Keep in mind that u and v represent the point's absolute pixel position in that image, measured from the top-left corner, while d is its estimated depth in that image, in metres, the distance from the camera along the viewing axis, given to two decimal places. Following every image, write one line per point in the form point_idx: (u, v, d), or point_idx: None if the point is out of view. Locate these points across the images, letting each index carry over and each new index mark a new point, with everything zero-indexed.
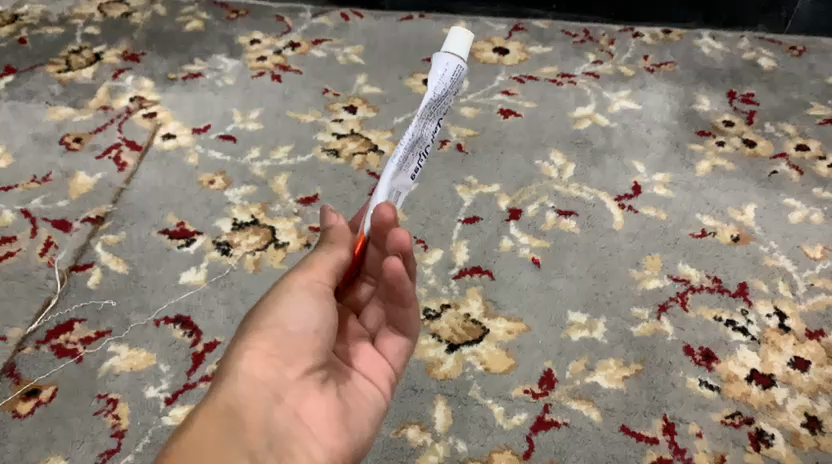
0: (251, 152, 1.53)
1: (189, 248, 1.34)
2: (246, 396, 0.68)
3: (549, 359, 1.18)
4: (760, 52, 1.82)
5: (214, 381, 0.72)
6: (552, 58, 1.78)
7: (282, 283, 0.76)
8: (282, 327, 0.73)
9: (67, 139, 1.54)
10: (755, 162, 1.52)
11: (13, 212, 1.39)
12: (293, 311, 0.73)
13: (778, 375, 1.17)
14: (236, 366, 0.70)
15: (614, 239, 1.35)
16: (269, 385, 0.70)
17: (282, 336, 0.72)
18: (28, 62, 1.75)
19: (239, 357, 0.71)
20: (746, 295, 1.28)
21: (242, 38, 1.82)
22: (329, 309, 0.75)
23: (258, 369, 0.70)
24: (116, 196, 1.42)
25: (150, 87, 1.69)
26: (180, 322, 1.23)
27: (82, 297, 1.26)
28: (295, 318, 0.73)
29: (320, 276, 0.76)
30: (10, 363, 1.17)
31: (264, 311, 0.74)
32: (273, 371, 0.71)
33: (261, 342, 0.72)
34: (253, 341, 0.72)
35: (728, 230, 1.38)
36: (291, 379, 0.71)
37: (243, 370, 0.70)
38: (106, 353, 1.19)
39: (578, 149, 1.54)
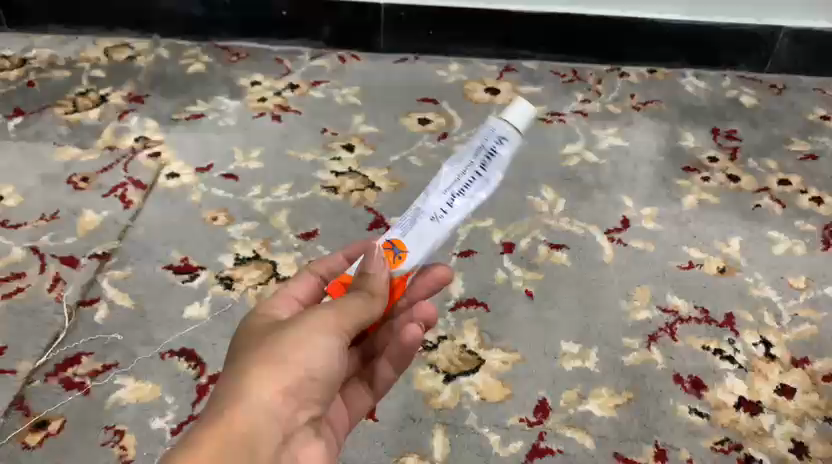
0: (253, 189, 1.58)
1: (192, 283, 1.38)
2: (265, 437, 0.67)
3: (543, 388, 1.22)
4: (742, 91, 1.90)
5: (213, 404, 0.67)
6: (542, 98, 1.85)
7: (311, 313, 0.73)
8: (303, 370, 0.70)
9: (74, 177, 1.59)
10: (739, 196, 1.58)
11: (22, 249, 1.43)
12: (317, 356, 0.71)
13: (765, 402, 1.21)
14: (250, 401, 0.67)
15: (604, 271, 1.40)
16: (281, 427, 0.69)
17: (303, 380, 0.71)
18: (36, 104, 1.81)
19: (255, 392, 0.68)
20: (733, 324, 1.32)
21: (244, 80, 1.89)
22: (345, 357, 0.74)
23: (279, 409, 0.69)
24: (122, 233, 1.47)
25: (155, 127, 1.74)
26: (184, 355, 1.27)
27: (89, 331, 1.30)
28: (317, 363, 0.71)
29: (352, 322, 0.74)
30: (19, 396, 1.21)
31: (286, 344, 0.71)
32: (283, 414, 0.69)
33: (290, 380, 0.69)
34: (273, 378, 0.68)
35: (714, 261, 1.43)
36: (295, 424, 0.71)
37: (258, 409, 0.67)
38: (113, 386, 1.22)
39: (569, 184, 1.60)
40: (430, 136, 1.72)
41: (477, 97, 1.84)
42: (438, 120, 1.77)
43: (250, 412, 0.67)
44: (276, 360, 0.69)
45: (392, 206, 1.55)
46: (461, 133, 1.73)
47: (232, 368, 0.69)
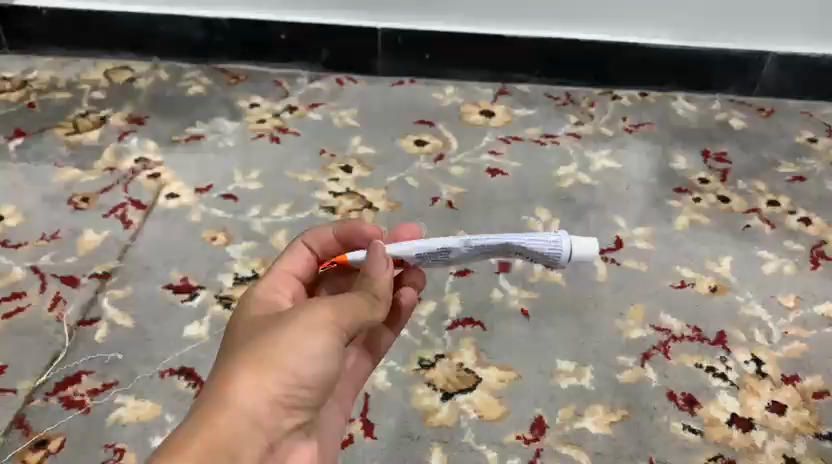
0: (251, 210, 1.60)
1: (192, 302, 1.40)
2: (251, 436, 0.74)
3: (539, 405, 1.24)
4: (731, 114, 1.94)
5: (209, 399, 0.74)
6: (536, 120, 1.89)
7: (307, 316, 0.77)
8: (294, 372, 0.76)
9: (75, 198, 1.61)
10: (730, 216, 1.61)
11: (23, 269, 1.44)
12: (309, 359, 0.76)
13: (757, 419, 1.23)
14: (244, 400, 0.73)
15: (598, 291, 1.43)
16: (265, 428, 0.75)
17: (292, 384, 0.76)
18: (37, 126, 1.83)
19: (248, 393, 0.73)
20: (725, 343, 1.34)
21: (242, 102, 1.92)
22: (335, 360, 0.79)
23: (267, 412, 0.75)
24: (122, 253, 1.49)
25: (154, 148, 1.77)
26: (184, 373, 1.28)
27: (90, 350, 1.31)
28: (307, 367, 0.76)
29: (342, 325, 0.79)
30: (20, 414, 1.22)
31: (281, 346, 0.76)
32: (272, 415, 0.75)
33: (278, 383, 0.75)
34: (264, 380, 0.74)
35: (706, 281, 1.46)
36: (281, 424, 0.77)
37: (249, 409, 0.73)
38: (113, 404, 1.23)
39: (563, 205, 1.63)
40: (426, 158, 1.75)
41: (472, 119, 1.88)
42: (434, 141, 1.80)
43: (239, 411, 0.73)
44: (266, 363, 0.75)
45: (389, 226, 1.57)
46: (457, 155, 1.76)
47: (224, 367, 0.76)
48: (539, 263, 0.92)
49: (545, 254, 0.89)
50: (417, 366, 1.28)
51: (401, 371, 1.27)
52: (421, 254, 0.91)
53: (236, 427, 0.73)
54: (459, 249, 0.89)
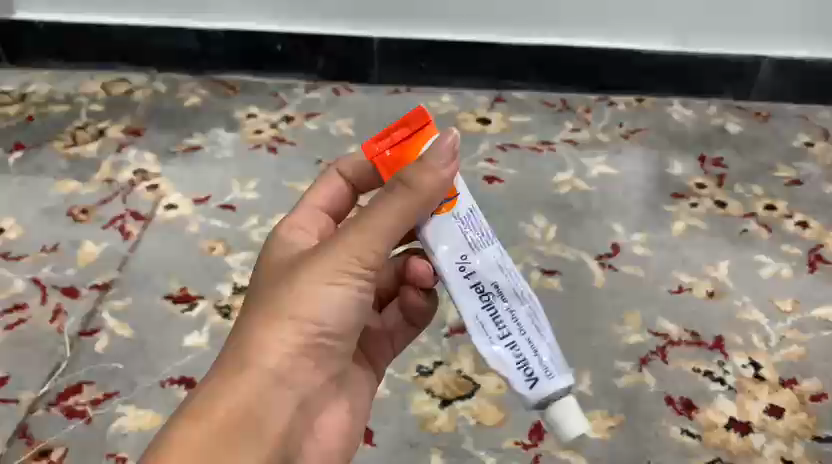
0: (250, 220, 1.61)
1: (191, 312, 1.40)
2: (268, 397, 0.69)
3: None
4: (727, 118, 1.95)
5: (224, 360, 0.70)
6: (533, 127, 1.90)
7: (319, 257, 0.71)
8: (309, 321, 0.71)
9: (74, 210, 1.62)
10: (727, 221, 1.62)
11: (23, 281, 1.45)
12: (323, 306, 0.71)
13: (755, 422, 1.23)
14: (255, 358, 0.69)
15: (596, 297, 1.43)
16: (283, 384, 0.71)
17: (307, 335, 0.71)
18: (36, 139, 1.84)
19: (259, 348, 0.70)
20: (723, 347, 1.35)
21: (240, 113, 1.94)
22: (356, 305, 0.73)
23: (284, 368, 0.70)
24: (122, 264, 1.49)
25: (153, 160, 1.78)
26: (184, 383, 1.29)
27: (91, 361, 1.31)
28: (322, 314, 0.71)
29: (362, 262, 0.70)
30: (22, 425, 1.23)
31: (294, 293, 0.71)
32: (289, 369, 0.71)
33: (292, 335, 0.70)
34: (277, 332, 0.70)
35: (703, 285, 1.46)
36: (302, 377, 0.72)
37: (263, 365, 0.69)
38: (114, 414, 1.24)
39: (560, 211, 1.63)
40: None
41: (468, 127, 1.89)
42: None
43: (253, 372, 0.69)
44: (277, 316, 0.70)
45: None
46: None
47: (240, 321, 0.72)
48: (511, 366, 0.73)
49: (538, 360, 0.73)
50: (415, 374, 1.29)
51: (400, 378, 1.28)
52: (463, 220, 0.71)
53: (251, 391, 0.69)
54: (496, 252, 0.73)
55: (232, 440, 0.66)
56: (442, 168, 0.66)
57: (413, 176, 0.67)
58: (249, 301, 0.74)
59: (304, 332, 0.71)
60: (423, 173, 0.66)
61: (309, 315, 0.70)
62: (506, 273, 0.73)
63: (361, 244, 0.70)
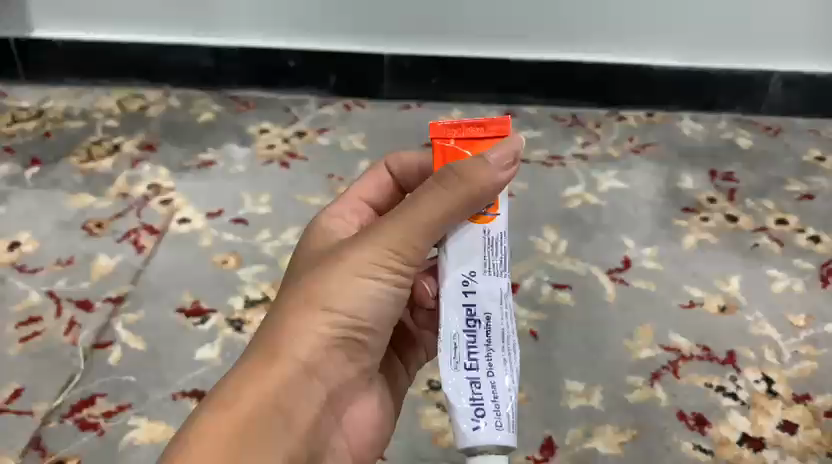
0: (262, 234, 1.62)
1: (204, 325, 1.41)
2: (298, 390, 0.70)
3: (549, 426, 1.24)
4: (738, 133, 1.95)
5: (255, 347, 0.71)
6: (543, 142, 1.91)
7: (355, 249, 0.72)
8: (342, 313, 0.72)
9: (89, 223, 1.64)
10: (738, 235, 1.62)
11: (38, 294, 1.47)
12: (356, 299, 0.72)
13: (768, 438, 1.22)
14: (287, 348, 0.70)
15: (607, 311, 1.43)
16: (315, 375, 0.71)
17: (341, 326, 0.72)
18: (52, 154, 1.87)
19: (292, 338, 0.70)
20: (735, 362, 1.34)
21: (252, 128, 1.96)
22: (389, 300, 0.74)
23: (315, 359, 0.71)
24: (135, 277, 1.51)
25: (167, 175, 1.80)
26: (196, 395, 1.29)
27: (104, 373, 1.32)
28: (356, 306, 0.72)
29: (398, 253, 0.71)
30: (36, 436, 1.23)
31: (327, 283, 0.72)
32: (322, 360, 0.72)
33: (322, 328, 0.71)
34: (310, 322, 0.71)
35: (715, 300, 1.46)
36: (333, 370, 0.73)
37: (295, 355, 0.70)
38: (127, 426, 1.25)
39: (570, 226, 1.64)
40: None
41: None
42: None
43: (285, 361, 0.69)
44: (307, 308, 0.71)
45: None
46: None
47: (271, 310, 0.73)
48: (465, 399, 0.67)
49: (494, 409, 0.67)
50: (426, 388, 1.29)
51: (410, 392, 1.28)
52: (490, 239, 0.70)
53: (282, 384, 0.69)
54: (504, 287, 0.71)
55: (260, 427, 0.66)
56: (499, 170, 0.67)
57: (467, 168, 0.67)
58: (280, 292, 0.74)
59: (335, 324, 0.71)
60: (480, 168, 0.66)
61: (338, 308, 0.71)
62: (503, 310, 0.71)
63: (396, 236, 0.71)
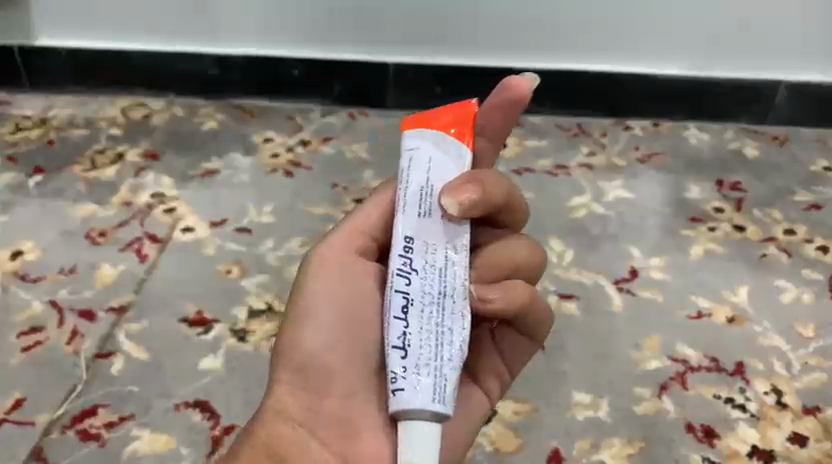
0: (265, 243, 1.61)
1: (207, 335, 1.40)
2: (281, 433, 0.72)
3: (555, 438, 1.22)
4: (744, 142, 1.94)
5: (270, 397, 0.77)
6: (548, 151, 1.90)
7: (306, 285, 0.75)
8: (301, 348, 0.73)
9: (92, 232, 1.63)
10: (745, 245, 1.61)
11: (41, 302, 1.46)
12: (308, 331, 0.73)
13: (778, 451, 1.21)
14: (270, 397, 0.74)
15: (614, 322, 1.42)
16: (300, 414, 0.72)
17: (303, 360, 0.73)
18: (56, 163, 1.86)
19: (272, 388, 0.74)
20: (744, 373, 1.32)
21: (256, 137, 1.95)
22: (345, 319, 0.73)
23: (289, 401, 0.73)
24: (138, 286, 1.50)
25: (170, 184, 1.79)
26: (199, 406, 1.28)
27: (106, 383, 1.31)
28: (312, 335, 0.73)
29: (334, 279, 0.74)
30: (38, 447, 1.22)
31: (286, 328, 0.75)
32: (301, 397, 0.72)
33: (289, 372, 0.74)
34: (279, 370, 0.74)
35: (722, 311, 1.44)
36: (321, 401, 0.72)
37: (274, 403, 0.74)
38: (129, 437, 1.23)
39: (576, 236, 1.63)
40: None
41: None
42: None
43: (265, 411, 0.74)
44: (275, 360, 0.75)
45: None
46: None
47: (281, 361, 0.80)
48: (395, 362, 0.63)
49: (414, 371, 0.61)
50: None
51: None
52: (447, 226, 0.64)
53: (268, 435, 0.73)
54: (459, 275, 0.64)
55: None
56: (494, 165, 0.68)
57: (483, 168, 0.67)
58: None
59: (293, 363, 0.73)
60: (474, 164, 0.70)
61: (297, 356, 0.73)
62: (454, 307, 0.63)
63: (331, 262, 0.74)
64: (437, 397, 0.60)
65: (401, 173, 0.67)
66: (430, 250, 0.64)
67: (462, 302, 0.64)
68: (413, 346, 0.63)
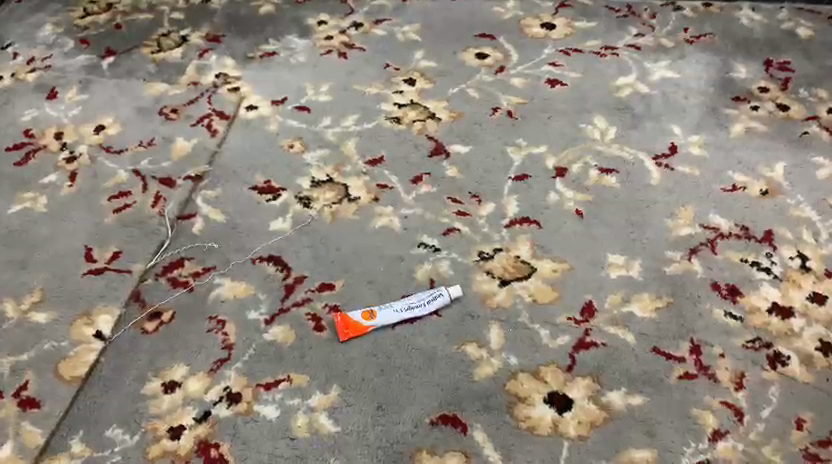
0: (323, 120, 1.72)
1: (275, 201, 1.54)
2: None
3: (589, 293, 1.34)
4: (799, 23, 1.93)
5: None
6: (596, 32, 1.93)
7: None
8: None
9: (165, 110, 1.77)
10: (788, 123, 1.65)
11: (126, 171, 1.62)
12: None
13: (797, 307, 1.30)
14: None
15: (652, 193, 1.51)
16: None
17: None
18: (125, 45, 1.98)
19: None
20: (772, 241, 1.41)
21: (311, 20, 2.03)
22: None
23: None
24: (211, 158, 1.64)
25: (233, 65, 1.90)
26: (272, 260, 1.43)
27: (190, 240, 1.47)
28: None
29: None
30: (136, 291, 1.39)
31: None
32: None
33: None
34: None
35: (757, 185, 1.51)
36: None
37: None
38: (213, 284, 1.40)
39: (620, 114, 1.69)
40: (486, 70, 1.83)
41: (532, 32, 1.94)
42: (494, 54, 1.88)
43: None
44: None
45: (452, 134, 1.67)
46: (517, 67, 1.83)
47: None
48: (427, 307, 1.33)
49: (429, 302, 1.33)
50: (477, 258, 1.42)
51: (463, 261, 1.41)
52: (380, 309, 1.33)
53: None
54: (399, 308, 1.33)
55: None
56: None
57: None
58: None
59: None
60: None
61: None
62: (408, 305, 1.33)
63: None
64: (435, 293, 1.34)
65: (375, 325, 1.32)
66: (396, 308, 1.33)
67: (405, 302, 1.34)
68: (422, 303, 1.33)
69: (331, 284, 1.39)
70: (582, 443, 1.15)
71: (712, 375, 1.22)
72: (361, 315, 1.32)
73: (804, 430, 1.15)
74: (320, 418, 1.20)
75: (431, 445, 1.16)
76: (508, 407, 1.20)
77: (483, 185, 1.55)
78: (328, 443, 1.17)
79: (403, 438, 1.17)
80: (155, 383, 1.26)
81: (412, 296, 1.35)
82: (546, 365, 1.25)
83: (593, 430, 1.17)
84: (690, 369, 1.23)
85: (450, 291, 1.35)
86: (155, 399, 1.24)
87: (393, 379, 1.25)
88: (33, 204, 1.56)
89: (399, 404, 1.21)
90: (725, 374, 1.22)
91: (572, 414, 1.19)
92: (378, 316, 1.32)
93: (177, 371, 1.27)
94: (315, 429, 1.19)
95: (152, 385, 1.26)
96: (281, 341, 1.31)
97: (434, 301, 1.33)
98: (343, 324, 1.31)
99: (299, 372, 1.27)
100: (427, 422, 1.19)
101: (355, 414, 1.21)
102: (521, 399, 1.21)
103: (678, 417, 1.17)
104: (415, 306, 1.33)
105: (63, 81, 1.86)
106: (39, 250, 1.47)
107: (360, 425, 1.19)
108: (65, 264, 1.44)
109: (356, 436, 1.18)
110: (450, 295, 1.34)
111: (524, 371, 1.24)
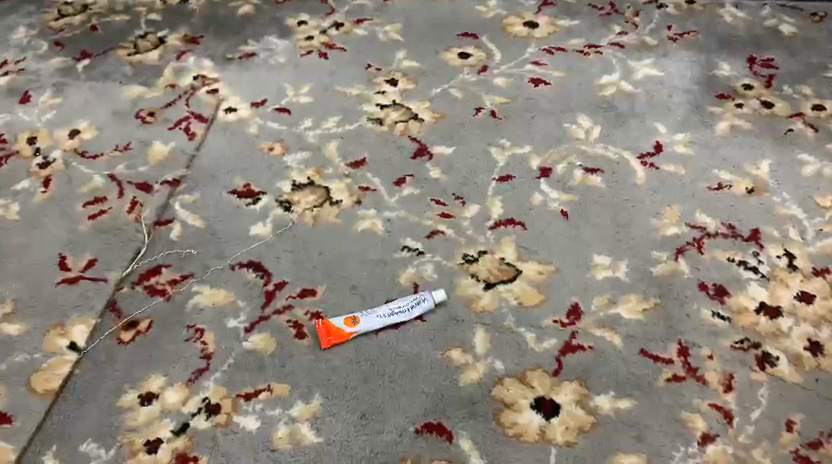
0: (304, 122, 1.69)
1: (255, 205, 1.51)
2: None
3: (576, 295, 1.32)
4: (782, 19, 1.92)
5: None
6: (580, 31, 1.91)
7: None
8: None
9: (142, 113, 1.73)
10: (773, 121, 1.63)
11: (101, 177, 1.58)
12: None
13: (784, 306, 1.29)
14: None
15: (637, 193, 1.49)
16: None
17: None
18: (101, 47, 1.94)
19: None
20: (758, 240, 1.40)
21: (291, 21, 2.00)
22: None
23: None
24: (188, 163, 1.60)
25: (211, 66, 1.86)
26: (252, 266, 1.40)
27: (167, 247, 1.44)
28: None
29: None
30: (112, 299, 1.36)
31: None
32: None
33: None
34: None
35: (743, 183, 1.50)
36: None
37: None
38: (191, 291, 1.36)
39: (604, 112, 1.67)
40: (469, 69, 1.81)
41: (515, 31, 1.92)
42: (477, 54, 1.85)
43: None
44: None
45: (435, 135, 1.64)
46: (500, 66, 1.81)
47: None
48: (413, 310, 1.30)
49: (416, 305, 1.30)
50: (461, 261, 1.39)
51: (447, 265, 1.38)
52: (365, 313, 1.30)
53: None
54: (385, 311, 1.30)
55: None
56: None
57: None
58: None
59: None
60: None
61: None
62: (394, 308, 1.30)
63: None
64: (422, 297, 1.31)
65: (361, 328, 1.29)
66: (382, 312, 1.30)
67: (390, 306, 1.31)
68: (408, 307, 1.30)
69: (312, 290, 1.36)
70: (570, 448, 1.13)
71: (700, 377, 1.20)
72: (343, 321, 1.29)
73: (794, 432, 1.13)
74: (302, 428, 1.17)
75: (416, 454, 1.14)
76: (495, 414, 1.18)
77: (467, 186, 1.53)
78: (310, 454, 1.14)
79: (388, 448, 1.15)
80: (132, 395, 1.22)
81: (397, 300, 1.32)
82: (532, 370, 1.22)
83: (580, 435, 1.15)
84: (678, 372, 1.21)
85: (434, 296, 1.32)
86: (132, 412, 1.20)
87: (377, 387, 1.22)
88: (5, 211, 1.52)
89: (383, 412, 1.19)
90: (713, 376, 1.20)
91: (559, 419, 1.16)
92: (364, 319, 1.29)
93: (155, 382, 1.24)
94: (297, 440, 1.16)
95: (128, 397, 1.22)
96: (262, 349, 1.27)
97: (420, 304, 1.31)
98: (325, 331, 1.28)
99: (280, 380, 1.23)
100: (411, 430, 1.16)
101: (338, 424, 1.18)
102: (508, 405, 1.18)
103: (667, 420, 1.15)
104: (401, 309, 1.30)
105: (36, 85, 1.82)
106: (12, 259, 1.43)
107: (343, 435, 1.16)
108: (39, 273, 1.40)
109: (340, 446, 1.15)
110: (434, 300, 1.31)
111: (510, 376, 1.22)
